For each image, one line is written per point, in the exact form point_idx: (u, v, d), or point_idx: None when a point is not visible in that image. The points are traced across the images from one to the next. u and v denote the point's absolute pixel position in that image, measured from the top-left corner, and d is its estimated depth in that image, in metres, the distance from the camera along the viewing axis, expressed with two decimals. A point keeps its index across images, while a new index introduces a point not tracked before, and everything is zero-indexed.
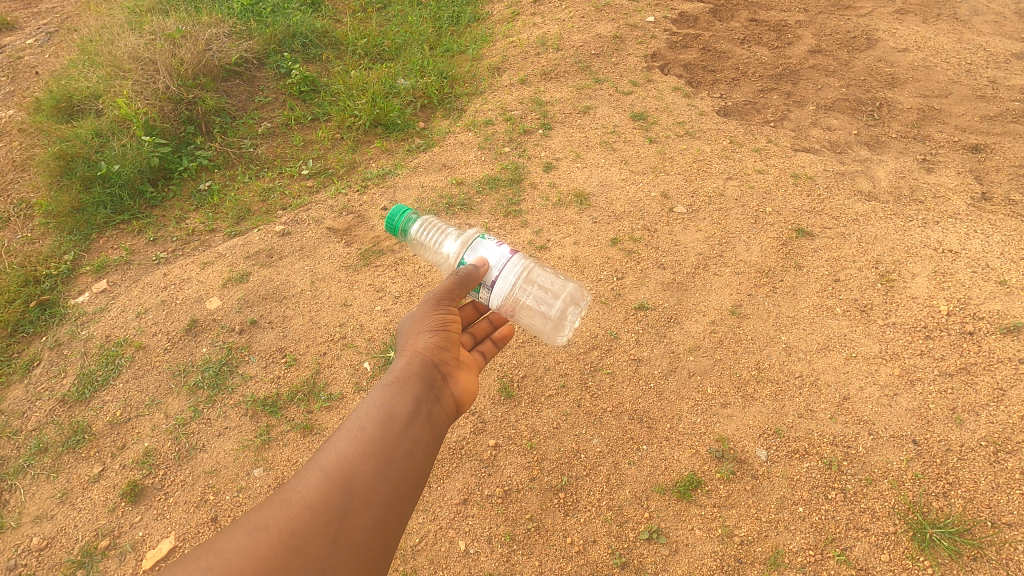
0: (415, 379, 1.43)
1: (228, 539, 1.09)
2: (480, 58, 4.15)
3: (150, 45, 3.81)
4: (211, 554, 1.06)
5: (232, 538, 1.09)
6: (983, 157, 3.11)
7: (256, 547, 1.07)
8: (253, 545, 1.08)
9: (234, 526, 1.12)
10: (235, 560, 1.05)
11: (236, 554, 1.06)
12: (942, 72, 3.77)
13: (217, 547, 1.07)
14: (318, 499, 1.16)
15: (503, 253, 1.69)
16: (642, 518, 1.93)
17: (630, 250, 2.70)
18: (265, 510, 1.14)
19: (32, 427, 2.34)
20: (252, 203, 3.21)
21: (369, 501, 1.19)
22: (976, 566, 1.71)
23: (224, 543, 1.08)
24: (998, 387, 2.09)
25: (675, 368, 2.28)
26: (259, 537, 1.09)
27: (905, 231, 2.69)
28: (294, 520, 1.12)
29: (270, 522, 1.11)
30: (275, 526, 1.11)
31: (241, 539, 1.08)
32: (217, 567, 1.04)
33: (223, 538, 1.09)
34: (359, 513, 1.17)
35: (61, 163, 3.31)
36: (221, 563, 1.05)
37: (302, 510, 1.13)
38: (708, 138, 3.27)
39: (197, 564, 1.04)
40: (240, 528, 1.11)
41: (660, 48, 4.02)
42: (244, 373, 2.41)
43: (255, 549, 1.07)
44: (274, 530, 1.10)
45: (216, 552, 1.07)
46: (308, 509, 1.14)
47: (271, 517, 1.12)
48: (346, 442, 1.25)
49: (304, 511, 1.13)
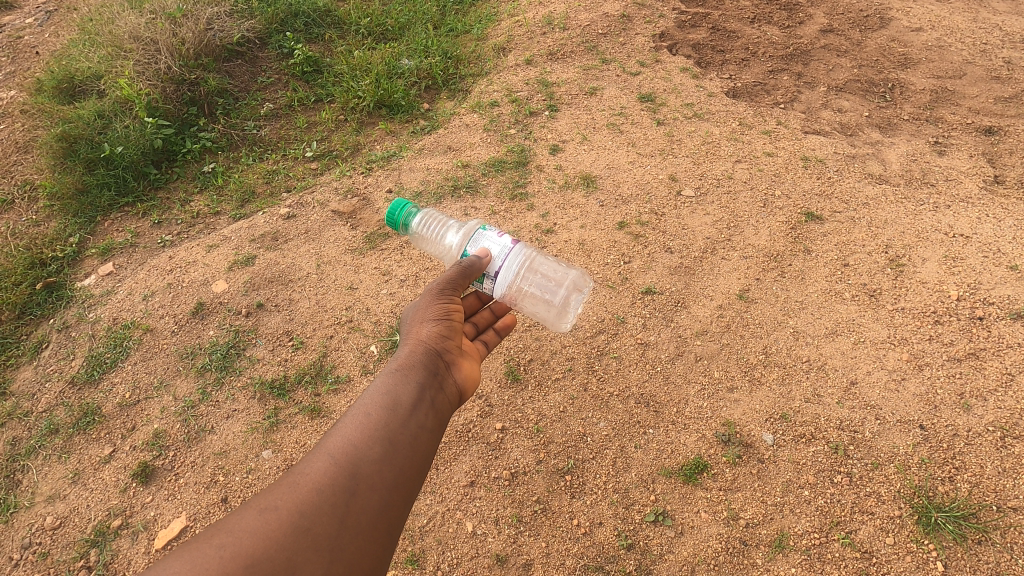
0: (419, 367, 1.43)
1: (239, 519, 1.09)
2: (485, 38, 4.09)
3: (150, 24, 3.76)
4: (222, 533, 1.06)
5: (243, 518, 1.09)
6: (997, 139, 3.05)
7: (266, 527, 1.08)
8: (264, 524, 1.08)
9: (244, 507, 1.12)
10: (247, 539, 1.05)
11: (247, 533, 1.06)
12: (957, 52, 3.70)
13: (228, 526, 1.07)
14: (325, 482, 1.16)
15: (505, 243, 1.67)
16: (648, 500, 1.95)
17: (638, 234, 2.69)
18: (274, 492, 1.14)
19: (43, 409, 2.36)
20: (256, 185, 3.20)
21: (374, 485, 1.19)
22: (981, 549, 1.73)
23: (235, 522, 1.08)
24: (1007, 372, 2.09)
25: (682, 353, 2.28)
26: (269, 517, 1.09)
27: (916, 215, 2.66)
28: (304, 501, 1.13)
29: (279, 503, 1.12)
30: (285, 507, 1.11)
31: (252, 518, 1.09)
32: (228, 546, 1.04)
33: (233, 518, 1.09)
34: (365, 496, 1.17)
35: (64, 144, 3.30)
36: (233, 542, 1.05)
37: (310, 492, 1.14)
38: (716, 120, 3.23)
39: (209, 542, 1.04)
40: (250, 509, 1.11)
41: (668, 28, 3.96)
42: (252, 356, 2.42)
43: (266, 528, 1.07)
44: (283, 510, 1.11)
45: (226, 531, 1.07)
46: (316, 492, 1.14)
47: (280, 498, 1.13)
48: (352, 427, 1.26)
49: (312, 493, 1.14)
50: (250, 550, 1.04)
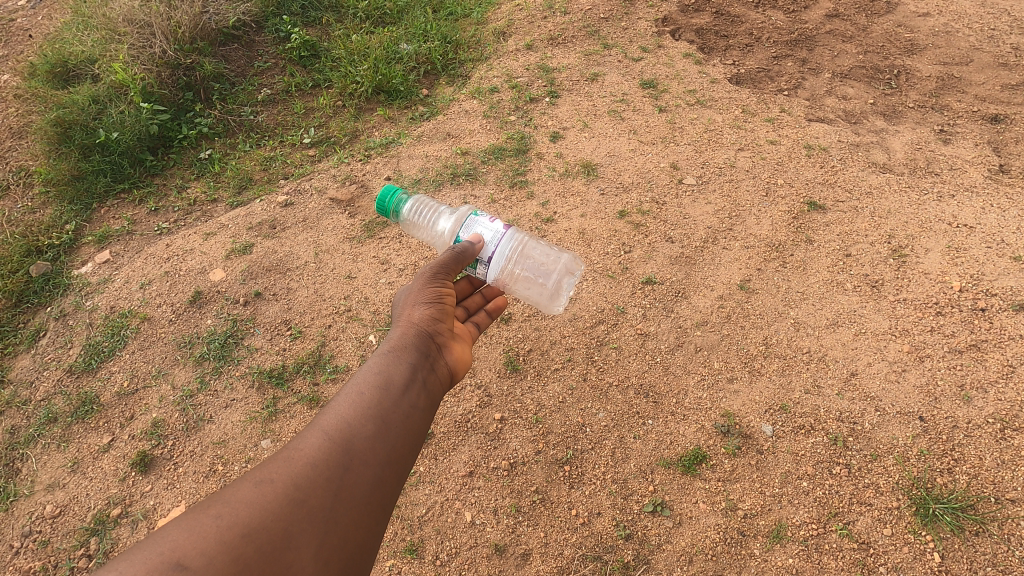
0: (411, 348, 1.42)
1: (235, 490, 1.08)
2: (486, 22, 4.02)
3: (145, 6, 3.71)
4: (220, 504, 1.06)
5: (239, 490, 1.08)
6: (1003, 127, 3.02)
7: (263, 498, 1.07)
8: (260, 496, 1.07)
9: (241, 479, 1.12)
10: (244, 510, 1.05)
11: (244, 504, 1.06)
12: (964, 38, 3.64)
13: (225, 497, 1.07)
14: (320, 457, 1.16)
15: (497, 229, 1.67)
16: (646, 491, 1.95)
17: (639, 223, 2.66)
18: (269, 466, 1.14)
19: (41, 398, 2.35)
20: (253, 172, 3.17)
21: (368, 461, 1.19)
22: (978, 540, 1.74)
23: (232, 493, 1.07)
24: (1008, 363, 2.08)
25: (682, 343, 2.27)
26: (265, 489, 1.09)
27: (919, 205, 2.64)
28: (299, 475, 1.12)
29: (275, 476, 1.11)
30: (280, 479, 1.11)
31: (248, 490, 1.08)
32: (225, 515, 1.04)
33: (231, 489, 1.09)
34: (359, 471, 1.17)
35: (59, 130, 3.26)
36: (230, 512, 1.04)
37: (305, 466, 1.13)
38: (719, 108, 3.19)
39: (206, 512, 1.04)
40: (246, 481, 1.10)
41: (671, 12, 3.89)
42: (250, 346, 2.41)
43: (262, 500, 1.07)
44: (279, 483, 1.10)
45: (223, 501, 1.06)
46: (310, 466, 1.14)
47: (275, 471, 1.12)
48: (345, 404, 1.25)
49: (307, 467, 1.13)
50: (247, 519, 1.04)
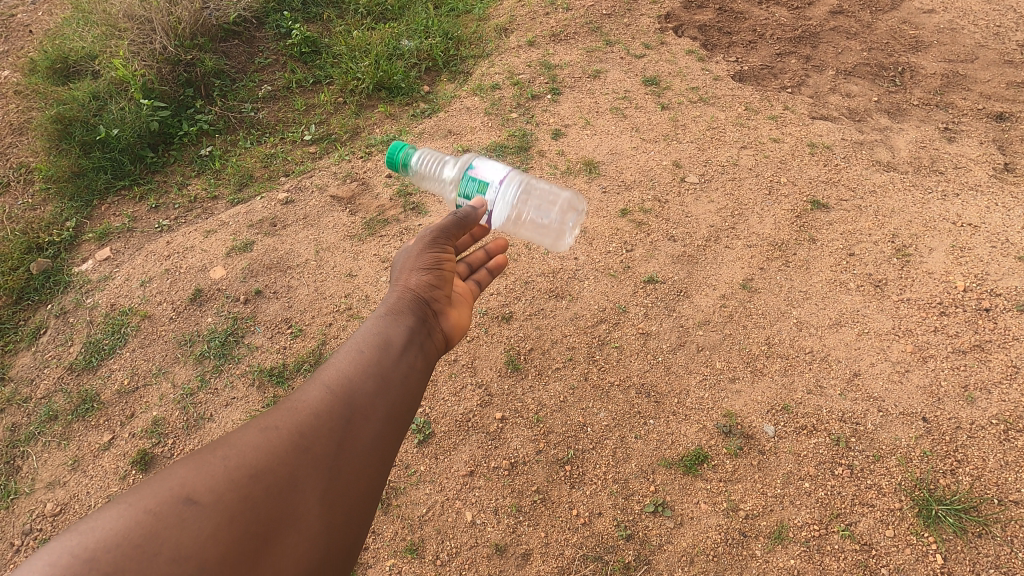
0: (410, 311, 1.39)
1: (239, 435, 1.04)
2: (487, 18, 3.99)
3: (145, 2, 3.69)
4: (224, 447, 1.02)
5: (242, 434, 1.05)
6: (1008, 125, 2.99)
7: (268, 443, 1.04)
8: (264, 441, 1.04)
9: (244, 427, 1.08)
10: (249, 453, 1.01)
11: (249, 448, 1.02)
12: (969, 35, 3.61)
13: (228, 441, 1.03)
14: (323, 407, 1.12)
15: (499, 173, 1.63)
16: (647, 491, 1.94)
17: (640, 221, 2.65)
18: (272, 414, 1.10)
19: (41, 396, 2.35)
20: (254, 169, 3.16)
21: (371, 414, 1.15)
22: (981, 542, 1.73)
23: (236, 437, 1.04)
24: (1012, 364, 2.07)
25: (684, 343, 2.26)
26: (270, 435, 1.05)
27: (923, 204, 2.62)
28: (304, 423, 1.08)
29: (279, 424, 1.08)
30: (285, 426, 1.07)
31: (252, 435, 1.04)
32: (231, 457, 1.00)
33: (234, 435, 1.05)
34: (363, 424, 1.13)
35: (59, 126, 3.25)
36: (236, 454, 1.01)
37: (310, 415, 1.10)
38: (722, 105, 3.17)
39: (211, 454, 1.00)
40: (249, 427, 1.06)
41: (674, 8, 3.87)
42: (250, 344, 2.40)
43: (268, 445, 1.04)
44: (283, 430, 1.07)
45: (228, 445, 1.02)
46: (314, 416, 1.10)
47: (279, 419, 1.08)
48: (346, 361, 1.22)
49: (310, 416, 1.10)
50: (253, 462, 1.00)
